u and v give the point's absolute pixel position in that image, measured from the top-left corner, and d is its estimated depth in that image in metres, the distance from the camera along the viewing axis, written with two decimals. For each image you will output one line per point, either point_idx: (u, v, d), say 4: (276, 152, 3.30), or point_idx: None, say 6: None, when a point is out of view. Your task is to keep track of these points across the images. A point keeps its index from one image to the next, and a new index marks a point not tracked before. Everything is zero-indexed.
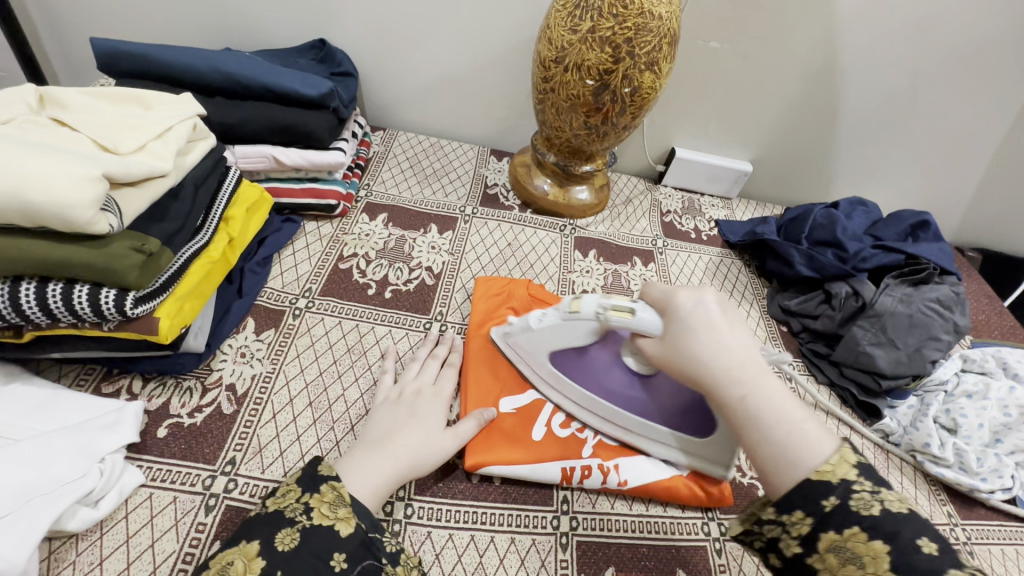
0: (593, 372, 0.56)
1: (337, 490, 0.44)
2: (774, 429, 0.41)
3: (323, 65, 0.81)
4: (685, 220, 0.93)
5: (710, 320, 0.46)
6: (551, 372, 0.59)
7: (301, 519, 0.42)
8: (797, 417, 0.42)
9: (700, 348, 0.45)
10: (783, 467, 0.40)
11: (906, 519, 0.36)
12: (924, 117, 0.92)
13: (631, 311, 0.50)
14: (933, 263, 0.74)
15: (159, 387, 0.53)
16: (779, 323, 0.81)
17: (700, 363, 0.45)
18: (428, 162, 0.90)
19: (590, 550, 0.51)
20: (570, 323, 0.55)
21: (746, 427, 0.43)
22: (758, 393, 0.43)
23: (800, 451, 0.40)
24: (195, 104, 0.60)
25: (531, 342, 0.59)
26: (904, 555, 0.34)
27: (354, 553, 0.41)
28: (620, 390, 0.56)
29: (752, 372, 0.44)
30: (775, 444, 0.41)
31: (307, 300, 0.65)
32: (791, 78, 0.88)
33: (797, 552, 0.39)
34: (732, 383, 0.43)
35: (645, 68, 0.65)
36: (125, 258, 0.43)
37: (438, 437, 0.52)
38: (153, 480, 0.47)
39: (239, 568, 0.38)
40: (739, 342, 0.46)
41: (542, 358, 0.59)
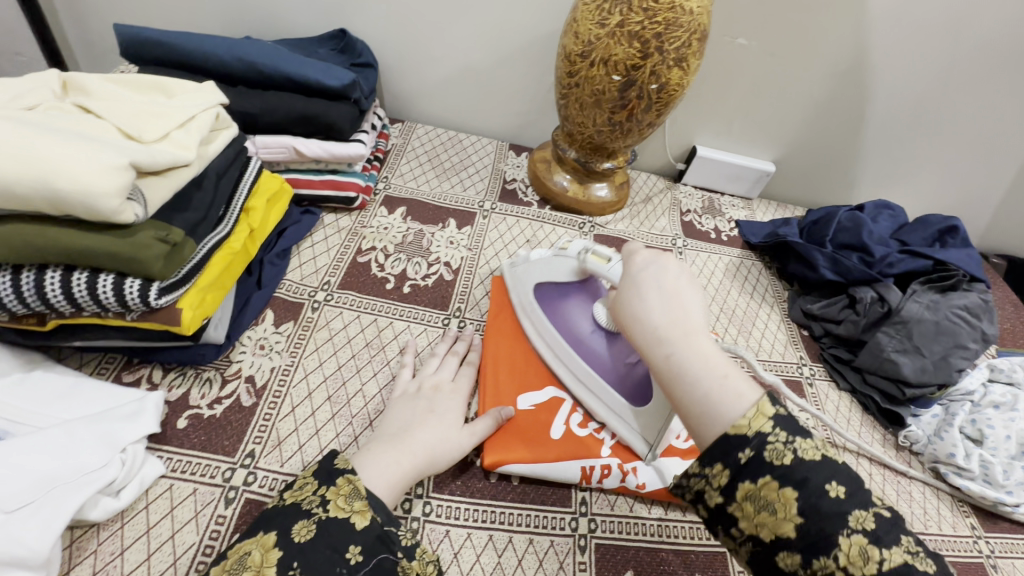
0: (562, 311, 0.62)
1: (354, 483, 0.44)
2: (693, 384, 0.39)
3: (344, 56, 0.80)
4: (705, 220, 0.92)
5: (656, 279, 0.45)
6: (530, 303, 0.64)
7: (318, 512, 0.41)
8: (718, 373, 0.39)
9: (640, 305, 0.44)
10: (699, 422, 0.38)
11: (817, 467, 0.35)
12: (954, 119, 0.90)
13: (607, 262, 0.57)
14: (963, 270, 0.73)
15: (179, 377, 0.53)
16: (800, 327, 0.79)
17: (638, 321, 0.44)
18: (447, 156, 0.89)
19: (609, 553, 0.50)
20: (558, 261, 0.63)
21: (667, 385, 0.41)
22: (685, 350, 0.41)
23: (715, 406, 0.38)
24: (217, 93, 0.59)
25: (525, 274, 0.65)
26: (813, 501, 0.34)
27: (369, 546, 0.41)
28: (582, 334, 0.60)
29: (683, 331, 0.42)
30: (695, 399, 0.39)
31: (326, 293, 0.64)
32: (819, 76, 0.86)
33: (720, 503, 0.37)
34: (661, 341, 0.42)
35: (673, 64, 0.64)
36: (150, 248, 0.43)
37: (456, 435, 0.51)
38: (173, 471, 0.47)
39: (256, 560, 0.38)
40: (682, 301, 0.44)
41: (527, 288, 0.64)
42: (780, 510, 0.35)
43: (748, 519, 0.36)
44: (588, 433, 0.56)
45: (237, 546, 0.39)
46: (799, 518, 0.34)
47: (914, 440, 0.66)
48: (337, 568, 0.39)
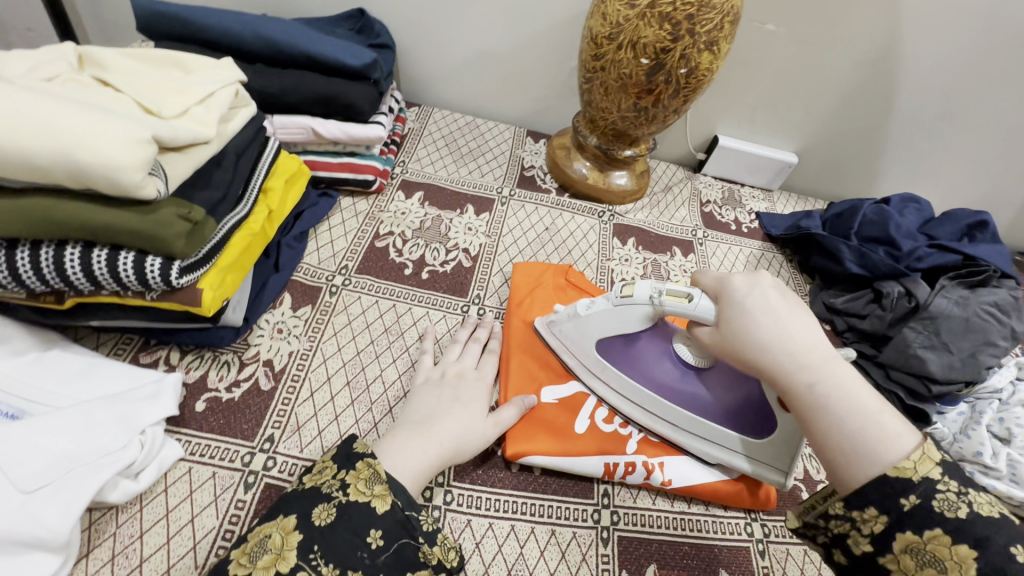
0: (642, 363, 0.55)
1: (373, 466, 0.42)
2: (847, 421, 0.37)
3: (362, 36, 0.78)
4: (725, 211, 0.90)
5: (768, 303, 0.43)
6: (598, 361, 0.57)
7: (337, 495, 0.40)
8: (870, 405, 0.38)
9: (763, 334, 0.42)
10: (857, 461, 0.36)
11: (996, 525, 0.32)
12: (985, 112, 0.87)
13: (688, 297, 0.48)
14: (993, 266, 0.71)
15: (197, 360, 0.52)
16: (821, 321, 0.77)
17: (767, 350, 0.41)
18: (464, 142, 0.87)
19: (632, 546, 0.50)
20: (621, 308, 0.53)
21: (813, 417, 0.39)
22: (827, 379, 0.39)
23: (877, 443, 0.36)
24: (236, 70, 0.58)
25: (578, 330, 0.57)
26: (994, 561, 0.31)
27: (390, 530, 0.40)
28: (673, 382, 0.55)
29: (819, 358, 0.40)
30: (848, 436, 0.37)
31: (344, 277, 0.63)
32: (848, 65, 0.84)
33: (869, 550, 0.35)
34: (799, 370, 0.40)
35: (704, 48, 0.62)
36: (171, 225, 0.42)
37: (479, 424, 0.50)
38: (192, 454, 0.46)
39: (277, 542, 0.37)
40: (806, 328, 0.42)
41: (588, 346, 0.57)
42: (953, 568, 0.32)
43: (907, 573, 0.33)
44: (613, 429, 0.56)
45: (258, 529, 0.39)
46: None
47: (940, 438, 0.65)
48: (359, 552, 0.38)
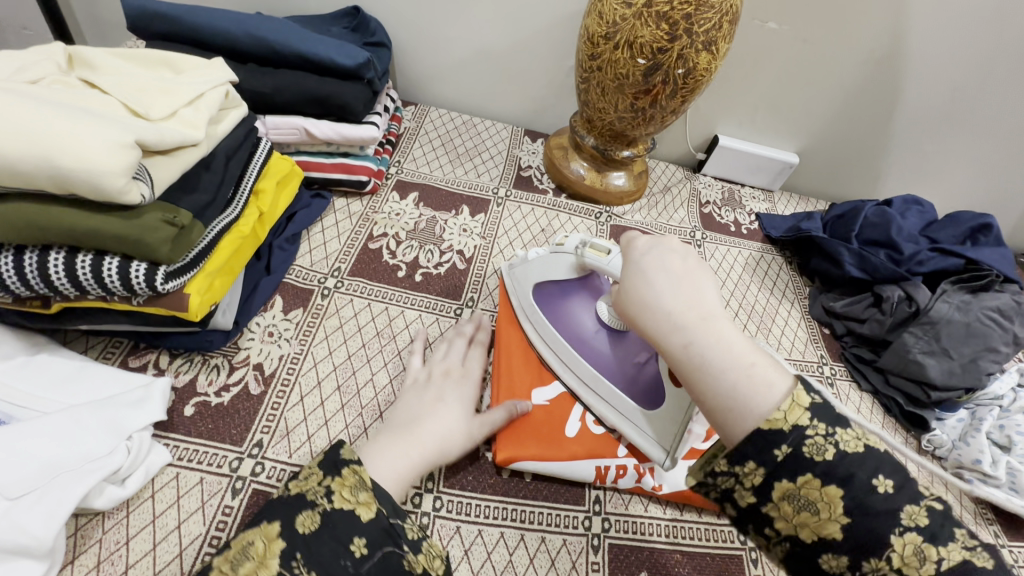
0: (566, 315, 0.58)
1: (359, 474, 0.42)
2: (720, 377, 0.36)
3: (357, 34, 0.78)
4: (725, 212, 0.89)
5: (662, 264, 0.43)
6: (530, 304, 0.60)
7: (321, 502, 0.40)
8: (744, 360, 0.36)
9: (648, 293, 0.41)
10: (730, 417, 0.35)
11: (861, 461, 0.32)
12: (991, 112, 0.86)
13: (607, 252, 0.54)
14: (995, 270, 0.70)
15: (186, 363, 0.52)
16: (820, 325, 0.77)
17: (649, 310, 0.41)
18: (460, 141, 0.87)
19: (623, 554, 0.49)
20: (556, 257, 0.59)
21: (690, 377, 0.38)
22: (703, 337, 0.38)
23: (745, 397, 0.35)
24: (227, 70, 0.57)
25: (524, 273, 0.62)
26: (859, 499, 0.31)
27: (374, 538, 0.39)
28: (588, 336, 0.57)
29: (700, 317, 0.39)
30: (722, 392, 0.36)
31: (336, 279, 0.63)
32: (851, 64, 0.82)
33: (752, 502, 0.34)
34: (676, 330, 0.39)
35: (702, 48, 0.61)
36: (156, 230, 0.41)
37: (467, 426, 0.50)
38: (180, 459, 0.46)
39: (259, 550, 0.36)
40: (695, 286, 0.41)
41: (527, 288, 0.61)
42: (823, 511, 0.31)
43: (786, 519, 0.33)
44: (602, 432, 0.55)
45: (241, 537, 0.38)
46: (845, 519, 0.31)
47: (937, 445, 0.63)
48: (342, 560, 0.38)
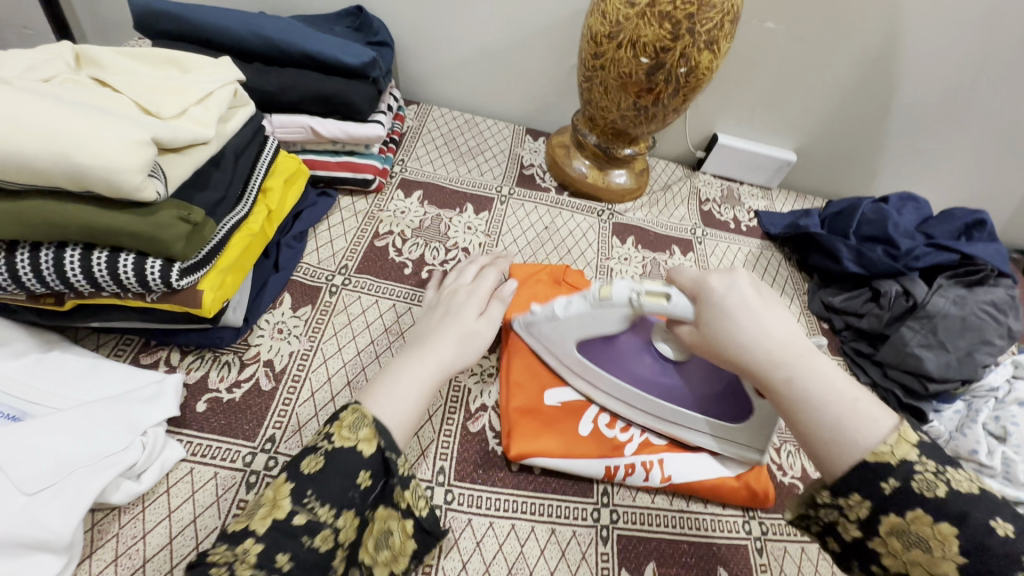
0: (622, 359, 0.56)
1: (357, 412, 0.42)
2: (823, 411, 0.39)
3: (361, 34, 0.78)
4: (724, 210, 0.90)
5: (746, 303, 0.44)
6: (579, 361, 0.56)
7: (323, 444, 0.40)
8: (848, 395, 0.39)
9: (741, 333, 0.43)
10: (834, 450, 0.38)
11: (974, 501, 0.34)
12: (983, 111, 0.88)
13: (666, 296, 0.49)
14: (990, 265, 0.71)
15: (198, 360, 0.52)
16: (819, 319, 0.78)
17: (744, 349, 0.43)
18: (463, 140, 0.87)
19: (631, 544, 0.50)
20: (598, 310, 0.52)
21: (793, 411, 0.41)
22: (804, 374, 0.41)
23: (853, 431, 0.38)
24: (235, 69, 0.58)
25: (555, 331, 0.55)
26: (976, 539, 0.32)
27: (376, 471, 0.41)
28: (652, 376, 0.55)
29: (798, 354, 0.42)
30: (827, 425, 0.39)
31: (343, 276, 0.63)
32: (847, 63, 0.84)
33: (858, 536, 0.37)
34: (778, 366, 0.41)
35: (704, 47, 0.62)
36: (172, 227, 0.42)
37: (474, 326, 0.53)
38: (193, 454, 0.46)
39: (270, 496, 0.38)
40: (783, 323, 0.43)
41: (567, 346, 0.56)
42: (937, 549, 0.33)
43: (895, 555, 0.35)
44: (614, 435, 0.56)
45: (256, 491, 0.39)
46: (961, 558, 0.33)
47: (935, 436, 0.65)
48: (350, 493, 0.39)
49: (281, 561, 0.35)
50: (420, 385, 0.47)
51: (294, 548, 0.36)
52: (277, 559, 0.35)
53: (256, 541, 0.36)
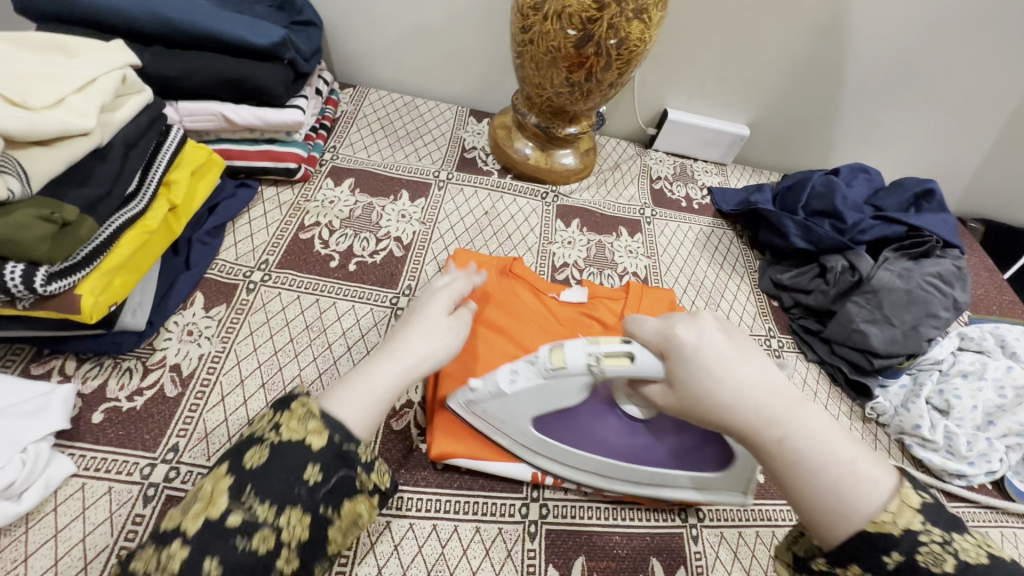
0: (585, 429, 0.50)
1: (308, 405, 0.41)
2: (820, 473, 0.37)
3: (282, 13, 0.73)
4: (676, 187, 0.88)
5: (719, 352, 0.40)
6: (540, 440, 0.50)
7: (269, 436, 0.39)
8: (844, 455, 0.37)
9: (723, 392, 0.39)
10: (833, 520, 0.36)
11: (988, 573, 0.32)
12: (933, 78, 0.86)
13: (630, 358, 0.43)
14: (936, 236, 0.70)
15: (96, 368, 0.49)
16: (770, 298, 0.76)
17: (731, 410, 0.39)
18: (401, 123, 0.83)
19: (560, 539, 0.49)
20: (555, 381, 0.46)
21: (786, 473, 0.38)
22: (797, 431, 0.38)
23: (853, 497, 0.36)
24: (129, 52, 0.53)
25: (505, 410, 0.49)
26: None
27: (327, 464, 0.38)
28: (621, 440, 0.49)
29: (787, 408, 0.39)
30: (824, 491, 0.36)
31: (263, 272, 0.60)
32: (795, 31, 0.81)
33: None
34: (769, 425, 0.39)
35: (633, 16, 0.58)
36: (31, 227, 0.39)
37: (449, 332, 0.48)
38: (86, 469, 0.44)
39: (207, 493, 0.37)
40: (766, 373, 0.40)
41: (522, 426, 0.49)
42: None
43: None
44: None
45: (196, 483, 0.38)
46: None
47: (881, 412, 0.64)
48: (296, 489, 0.37)
49: (210, 567, 0.33)
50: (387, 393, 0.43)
51: (224, 552, 0.34)
52: (204, 566, 0.34)
53: (184, 544, 0.34)
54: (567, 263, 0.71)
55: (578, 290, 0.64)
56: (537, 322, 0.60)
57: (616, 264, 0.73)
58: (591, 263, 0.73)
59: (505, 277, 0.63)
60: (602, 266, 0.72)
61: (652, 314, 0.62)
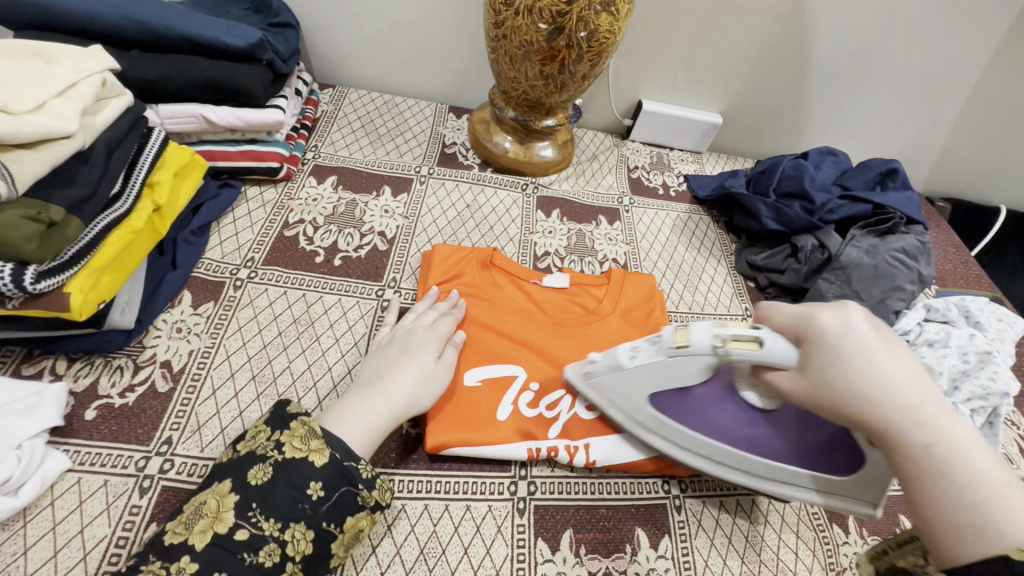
0: (700, 411, 0.51)
1: (308, 424, 0.43)
2: (963, 487, 0.33)
3: (259, 15, 0.74)
4: (653, 176, 0.90)
5: (866, 346, 0.39)
6: (653, 418, 0.51)
7: (272, 455, 0.41)
8: (998, 478, 0.33)
9: (863, 381, 0.38)
10: (969, 537, 0.31)
11: None
12: (897, 62, 0.89)
13: (758, 343, 0.43)
14: (900, 212, 0.73)
15: (86, 367, 0.50)
16: (746, 279, 0.78)
17: (871, 402, 0.37)
18: (382, 121, 0.85)
19: (548, 514, 0.50)
20: (676, 361, 0.48)
21: (920, 479, 0.35)
22: (946, 440, 0.35)
23: (1003, 520, 0.31)
24: (108, 57, 0.54)
25: (622, 384, 0.51)
26: None
27: (330, 481, 0.41)
28: (740, 427, 0.50)
29: (936, 414, 0.36)
30: (965, 505, 0.32)
31: (249, 270, 0.61)
32: (762, 21, 0.84)
33: None
34: (913, 425, 0.36)
35: (601, 9, 0.61)
36: (18, 228, 0.40)
37: (434, 371, 0.51)
38: (81, 464, 0.45)
39: (213, 507, 0.39)
40: (918, 379, 0.38)
41: (639, 403, 0.51)
42: None
43: None
44: (536, 414, 0.54)
45: (195, 497, 0.40)
46: None
47: None
48: (299, 504, 0.39)
49: None
50: (373, 427, 0.46)
51: (232, 565, 0.36)
52: None
53: (193, 559, 0.36)
54: (549, 252, 0.73)
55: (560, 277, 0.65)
56: (518, 311, 0.61)
57: (596, 251, 0.75)
58: (572, 251, 0.75)
59: (486, 268, 0.64)
60: (582, 254, 0.74)
61: (634, 299, 0.64)
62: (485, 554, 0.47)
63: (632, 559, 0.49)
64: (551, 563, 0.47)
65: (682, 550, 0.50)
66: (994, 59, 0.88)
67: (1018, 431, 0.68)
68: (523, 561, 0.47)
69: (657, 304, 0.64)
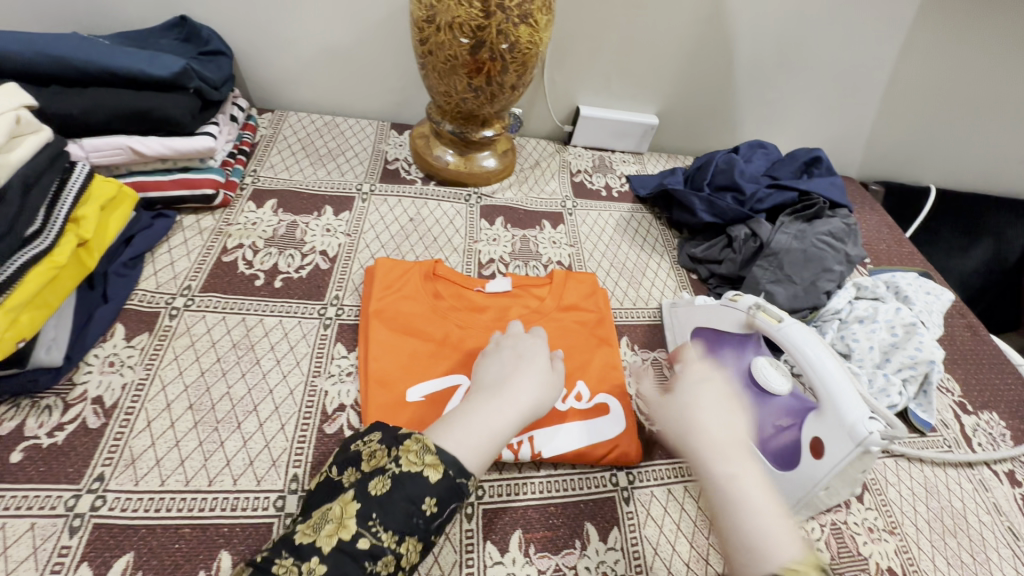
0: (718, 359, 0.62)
1: (421, 440, 0.42)
2: (749, 516, 0.39)
3: (189, 45, 0.75)
4: (596, 178, 0.93)
5: (714, 393, 0.48)
6: (686, 342, 0.65)
7: (391, 467, 0.41)
8: (774, 512, 0.40)
9: (699, 415, 0.46)
10: (750, 558, 0.37)
11: None
12: (815, 56, 0.94)
13: (780, 319, 0.55)
14: (824, 198, 0.76)
15: (12, 410, 0.49)
16: (688, 272, 0.80)
17: (697, 430, 0.45)
18: (322, 142, 0.85)
19: (495, 517, 0.51)
20: (726, 308, 0.61)
21: (722, 504, 0.41)
22: (746, 477, 0.42)
23: (771, 544, 0.37)
24: (23, 93, 0.53)
25: (686, 315, 0.66)
26: None
27: (442, 497, 0.40)
28: None
29: (739, 453, 0.43)
30: (749, 529, 0.39)
31: (185, 298, 0.61)
32: (684, 24, 0.87)
33: None
34: (720, 459, 0.43)
35: (519, 21, 0.63)
36: None
37: (550, 379, 0.51)
38: (6, 509, 0.43)
39: (337, 513, 0.39)
40: (738, 421, 0.46)
41: (686, 329, 0.66)
42: None
43: None
44: None
45: (322, 505, 0.40)
46: None
47: None
48: (415, 519, 0.39)
49: None
50: (501, 427, 0.45)
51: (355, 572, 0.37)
52: None
53: (321, 561, 0.37)
54: (494, 259, 0.74)
55: (500, 280, 0.67)
56: (464, 317, 0.62)
57: (540, 256, 0.76)
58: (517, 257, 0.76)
59: (428, 280, 0.65)
60: (526, 258, 0.75)
61: (576, 299, 0.66)
62: (433, 562, 0.47)
63: (582, 554, 0.49)
64: (500, 564, 0.48)
65: (631, 540, 0.51)
66: (903, 47, 0.93)
67: (951, 397, 0.71)
68: (472, 566, 0.47)
69: (598, 300, 0.67)
